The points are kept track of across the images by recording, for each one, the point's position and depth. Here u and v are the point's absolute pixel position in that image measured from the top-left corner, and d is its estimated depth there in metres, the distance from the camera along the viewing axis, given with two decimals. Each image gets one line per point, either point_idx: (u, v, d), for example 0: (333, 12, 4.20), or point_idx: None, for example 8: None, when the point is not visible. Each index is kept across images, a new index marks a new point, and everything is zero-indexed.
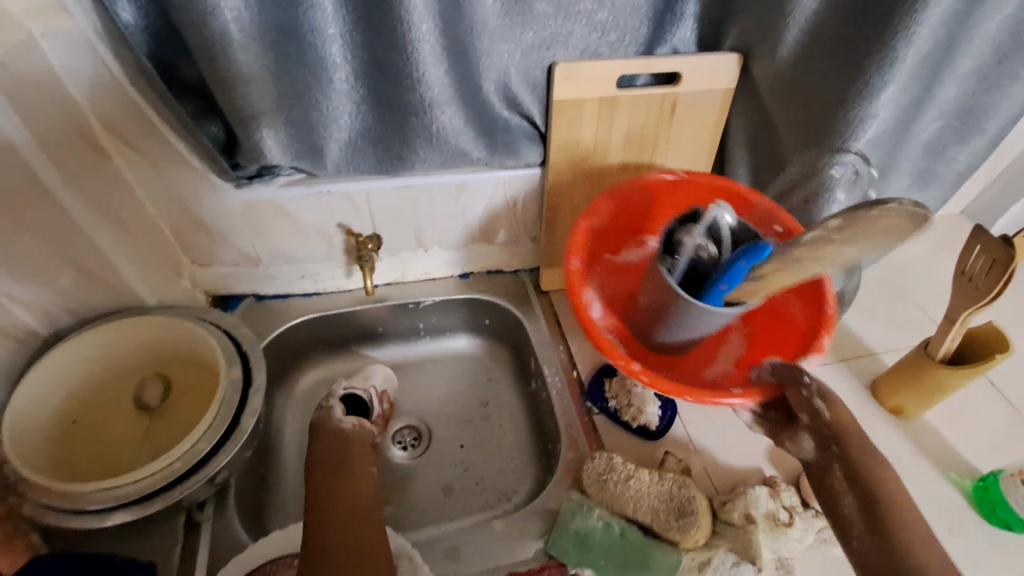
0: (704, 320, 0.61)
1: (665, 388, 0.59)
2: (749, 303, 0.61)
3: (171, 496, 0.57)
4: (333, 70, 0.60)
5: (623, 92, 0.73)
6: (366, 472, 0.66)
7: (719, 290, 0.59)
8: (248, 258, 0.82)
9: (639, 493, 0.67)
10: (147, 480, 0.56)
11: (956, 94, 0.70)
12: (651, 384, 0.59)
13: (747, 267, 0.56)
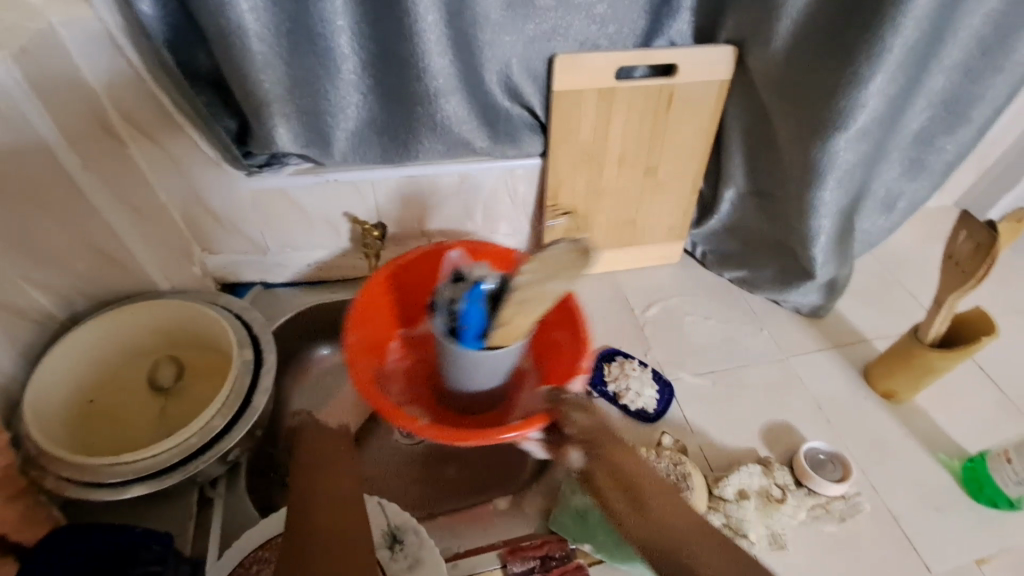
0: (473, 365, 0.57)
1: (450, 436, 0.55)
2: (505, 347, 0.56)
3: (186, 471, 0.59)
4: (342, 61, 0.62)
5: (621, 84, 0.76)
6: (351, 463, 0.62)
7: (466, 334, 0.56)
8: (257, 246, 0.84)
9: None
10: (164, 455, 0.59)
11: (944, 85, 0.73)
12: (437, 438, 0.55)
13: (481, 307, 0.55)
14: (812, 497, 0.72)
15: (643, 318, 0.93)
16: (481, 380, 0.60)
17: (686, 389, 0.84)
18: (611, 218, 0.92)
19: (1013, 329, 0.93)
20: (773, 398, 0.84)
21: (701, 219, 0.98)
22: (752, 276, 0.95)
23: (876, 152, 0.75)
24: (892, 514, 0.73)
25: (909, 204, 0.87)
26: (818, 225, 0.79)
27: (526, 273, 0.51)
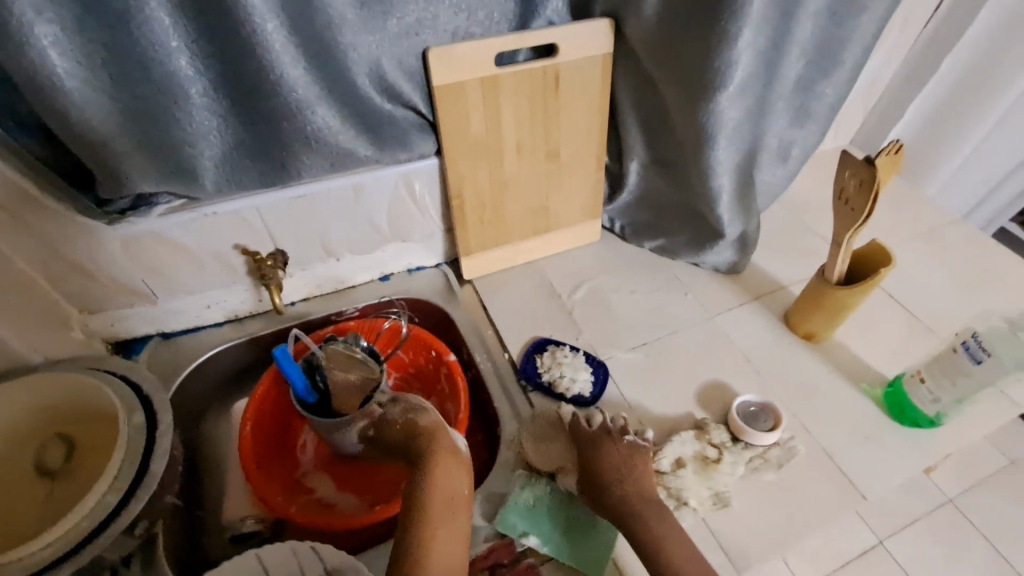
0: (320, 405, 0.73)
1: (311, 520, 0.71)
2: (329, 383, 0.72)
3: (79, 561, 0.53)
4: (186, 84, 0.57)
5: (503, 71, 0.73)
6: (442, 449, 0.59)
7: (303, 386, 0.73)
8: (144, 297, 0.77)
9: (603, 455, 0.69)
10: (49, 548, 0.53)
11: (812, 32, 0.74)
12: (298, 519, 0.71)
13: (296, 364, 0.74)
14: (747, 451, 0.74)
15: (571, 302, 0.92)
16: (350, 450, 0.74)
17: (620, 366, 0.85)
18: (522, 208, 0.90)
19: (911, 255, 0.99)
20: (704, 360, 0.85)
21: (612, 195, 0.97)
22: (669, 244, 0.96)
23: (759, 106, 0.76)
24: (826, 453, 0.76)
25: (802, 150, 0.89)
26: (718, 185, 0.80)
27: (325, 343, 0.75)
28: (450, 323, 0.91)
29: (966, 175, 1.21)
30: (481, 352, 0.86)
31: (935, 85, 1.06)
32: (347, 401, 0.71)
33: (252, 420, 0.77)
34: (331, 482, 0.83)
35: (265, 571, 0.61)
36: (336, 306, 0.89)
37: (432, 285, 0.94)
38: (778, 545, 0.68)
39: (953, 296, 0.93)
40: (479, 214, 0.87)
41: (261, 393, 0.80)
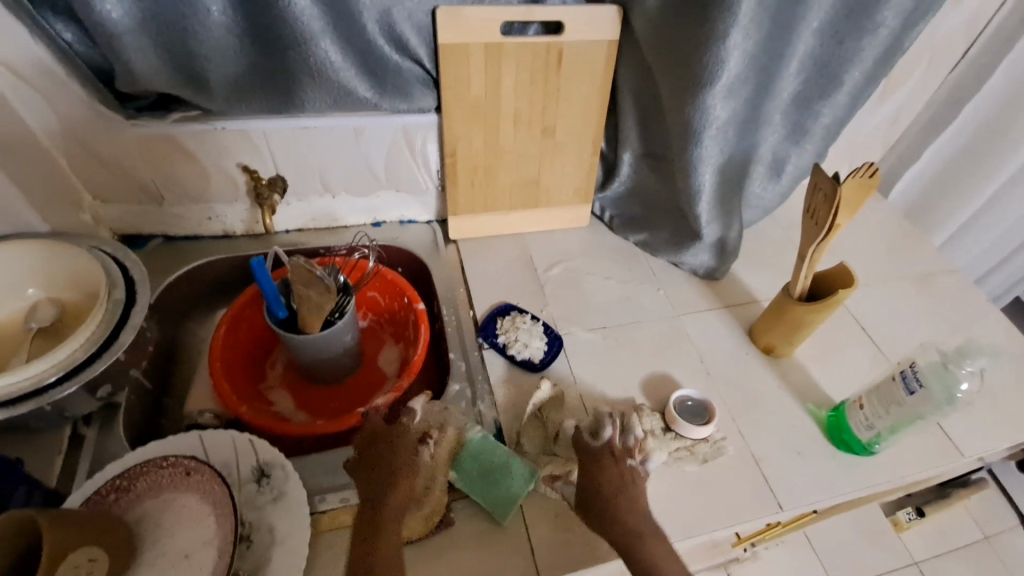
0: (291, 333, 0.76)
1: (260, 421, 0.76)
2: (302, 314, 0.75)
3: (43, 400, 0.61)
4: (209, 2, 0.63)
5: (507, 40, 0.77)
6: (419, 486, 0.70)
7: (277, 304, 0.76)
8: (152, 197, 0.85)
9: (602, 446, 0.74)
10: (21, 383, 0.61)
11: (814, 46, 0.75)
12: (249, 418, 0.76)
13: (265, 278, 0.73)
14: (674, 441, 0.77)
15: (545, 277, 0.95)
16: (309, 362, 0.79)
17: (577, 343, 0.88)
18: (513, 178, 0.93)
19: (894, 294, 0.98)
20: (660, 353, 0.88)
21: (606, 183, 1.00)
22: (651, 240, 0.98)
23: (750, 111, 0.78)
24: (754, 458, 0.78)
25: (796, 168, 0.90)
26: (700, 182, 0.82)
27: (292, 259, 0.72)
28: (427, 276, 0.96)
29: (978, 230, 1.18)
30: (449, 306, 0.91)
31: (954, 130, 1.05)
32: (312, 320, 0.75)
33: (228, 324, 0.84)
34: (291, 399, 0.88)
35: (204, 452, 0.66)
36: (325, 242, 0.95)
37: (418, 238, 0.98)
38: (684, 531, 0.71)
39: (926, 340, 0.92)
40: (470, 176, 0.91)
41: (241, 303, 0.86)
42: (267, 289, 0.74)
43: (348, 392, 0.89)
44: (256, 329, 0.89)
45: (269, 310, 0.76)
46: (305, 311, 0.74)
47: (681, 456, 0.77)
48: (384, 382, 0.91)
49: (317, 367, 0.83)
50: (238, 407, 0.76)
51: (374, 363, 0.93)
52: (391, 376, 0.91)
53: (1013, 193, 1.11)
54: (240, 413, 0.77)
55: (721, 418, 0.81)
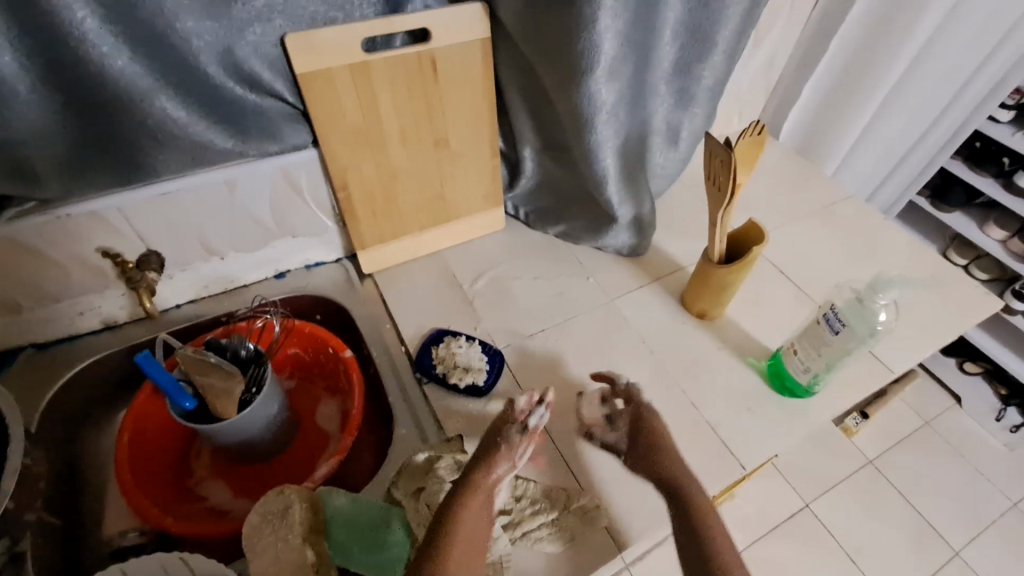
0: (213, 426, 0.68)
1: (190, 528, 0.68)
2: (214, 400, 0.67)
3: None
4: (4, 78, 0.54)
5: (372, 56, 0.71)
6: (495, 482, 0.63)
7: (186, 401, 0.68)
8: (4, 307, 0.73)
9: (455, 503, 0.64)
10: None
11: (683, 12, 0.75)
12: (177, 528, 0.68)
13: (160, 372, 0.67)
14: (534, 518, 0.68)
15: (472, 291, 0.92)
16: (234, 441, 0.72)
17: (519, 352, 0.85)
18: (416, 198, 0.88)
19: (803, 232, 1.03)
20: (602, 342, 0.87)
21: (512, 181, 0.97)
22: (570, 229, 0.96)
23: (634, 87, 0.77)
24: (711, 424, 0.79)
25: (691, 132, 0.91)
26: (603, 166, 0.81)
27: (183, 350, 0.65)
28: (350, 319, 0.89)
29: (863, 151, 1.26)
30: (378, 347, 0.85)
31: (823, 65, 1.10)
32: (224, 404, 0.67)
33: (131, 428, 0.74)
34: (227, 489, 0.79)
35: None
36: (226, 308, 0.86)
37: (330, 280, 0.91)
38: (662, 518, 0.71)
39: (839, 269, 0.97)
40: (369, 205, 0.85)
41: (141, 401, 0.76)
42: (164, 381, 0.66)
43: (291, 462, 0.82)
44: (167, 422, 0.80)
45: (174, 406, 0.67)
46: (214, 396, 0.67)
47: None
48: (328, 440, 0.84)
49: (246, 447, 0.76)
50: (162, 518, 0.68)
51: (313, 422, 0.86)
52: (334, 432, 0.85)
53: (884, 114, 1.19)
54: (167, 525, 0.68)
55: (673, 393, 0.82)
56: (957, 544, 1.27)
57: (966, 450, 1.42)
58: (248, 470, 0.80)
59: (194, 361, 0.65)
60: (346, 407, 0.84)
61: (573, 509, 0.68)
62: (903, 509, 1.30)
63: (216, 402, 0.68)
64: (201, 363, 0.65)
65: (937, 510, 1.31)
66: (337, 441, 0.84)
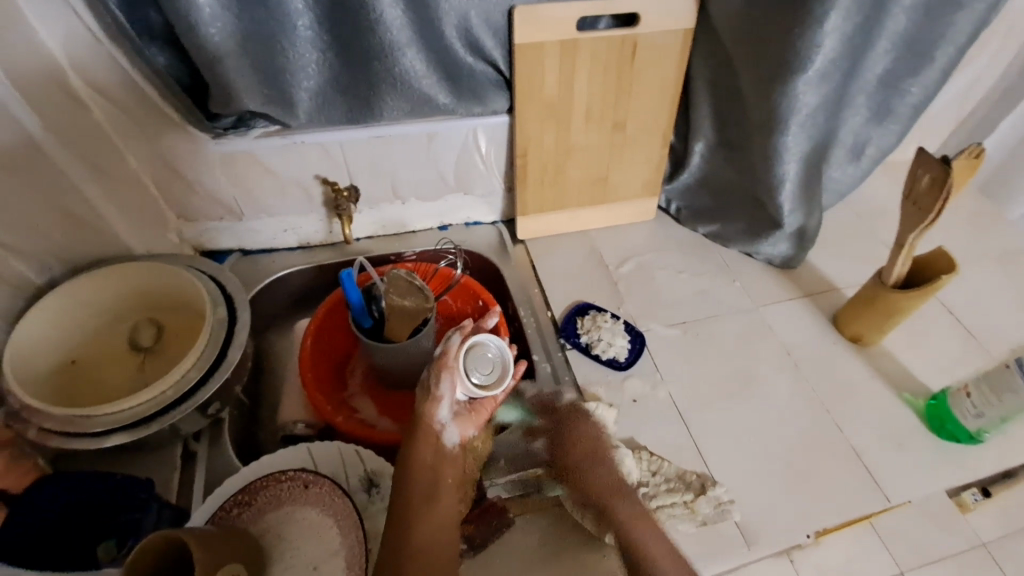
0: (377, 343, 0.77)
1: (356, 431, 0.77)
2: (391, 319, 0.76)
3: (165, 420, 0.64)
4: (296, 17, 0.63)
5: (582, 36, 0.76)
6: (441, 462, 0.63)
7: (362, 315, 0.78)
8: (231, 213, 0.86)
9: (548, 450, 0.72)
10: (144, 405, 0.64)
11: (906, 24, 0.72)
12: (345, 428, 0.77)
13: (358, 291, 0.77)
14: (669, 495, 0.72)
15: (618, 274, 0.94)
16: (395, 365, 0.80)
17: (657, 339, 0.87)
18: (582, 175, 0.92)
19: (977, 275, 0.95)
20: (742, 347, 0.86)
21: (673, 174, 0.98)
22: (724, 230, 0.96)
23: (838, 95, 0.75)
24: (853, 450, 0.76)
25: (878, 150, 0.87)
26: (784, 170, 0.81)
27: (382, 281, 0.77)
28: (499, 279, 0.96)
29: None
30: (526, 307, 0.90)
31: None
32: (400, 329, 0.76)
33: (313, 336, 0.84)
34: (373, 406, 0.88)
35: (313, 464, 0.68)
36: (397, 248, 0.95)
37: (487, 240, 0.98)
38: (789, 528, 0.70)
39: (1017, 321, 0.89)
40: (540, 175, 0.90)
41: (324, 313, 0.86)
42: (354, 298, 0.75)
43: None
44: (337, 336, 0.89)
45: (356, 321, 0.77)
46: (393, 317, 0.76)
47: (772, 450, 0.76)
48: None
49: (401, 373, 0.83)
50: (334, 416, 0.77)
51: None
52: None
53: None
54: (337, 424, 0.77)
55: (815, 410, 0.80)
56: None
57: None
58: (394, 395, 0.89)
59: (393, 287, 0.77)
60: None
61: (707, 496, 0.71)
62: None
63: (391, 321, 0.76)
64: (396, 288, 0.77)
65: None
66: None
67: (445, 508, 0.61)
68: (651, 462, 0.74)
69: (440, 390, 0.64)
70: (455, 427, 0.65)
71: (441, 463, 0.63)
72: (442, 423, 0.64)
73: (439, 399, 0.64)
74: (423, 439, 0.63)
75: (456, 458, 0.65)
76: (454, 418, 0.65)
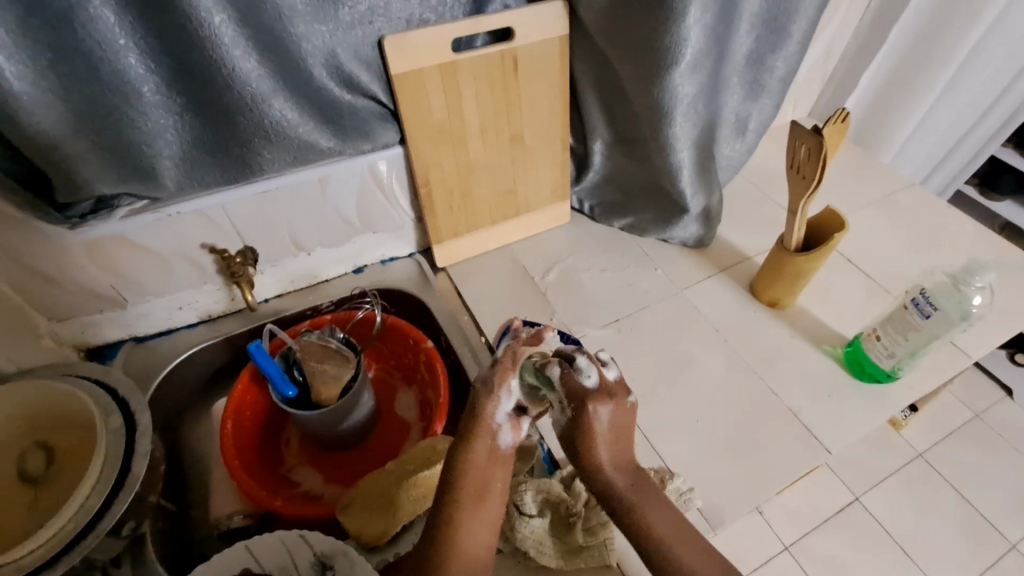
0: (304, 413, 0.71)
1: (300, 510, 0.71)
2: (315, 386, 0.71)
3: (76, 555, 0.56)
4: (139, 83, 0.57)
5: (460, 57, 0.74)
6: (492, 473, 0.63)
7: (282, 382, 0.71)
8: (113, 302, 0.77)
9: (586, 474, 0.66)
10: (48, 545, 0.56)
11: (760, 5, 0.76)
12: (287, 510, 0.71)
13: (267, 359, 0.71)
14: None
15: (544, 284, 0.93)
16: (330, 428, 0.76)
17: (594, 343, 0.87)
18: (489, 194, 0.90)
19: (866, 222, 1.03)
20: (673, 333, 0.88)
21: (579, 176, 0.99)
22: (637, 221, 0.98)
23: (712, 80, 0.79)
24: (790, 411, 0.80)
25: (759, 123, 0.92)
26: (678, 159, 0.83)
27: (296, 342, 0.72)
28: (426, 313, 0.92)
29: (918, 141, 1.26)
30: (458, 337, 0.87)
31: (883, 54, 1.10)
32: (327, 391, 0.71)
33: (233, 415, 0.77)
34: (317, 475, 0.83)
35: (255, 561, 0.61)
36: (311, 301, 0.90)
37: (406, 275, 0.94)
38: (748, 501, 0.72)
39: (906, 258, 0.97)
40: (447, 201, 0.88)
41: (240, 389, 0.79)
42: (270, 370, 0.70)
43: (377, 448, 0.85)
44: (261, 410, 0.82)
45: (276, 393, 0.71)
46: (318, 382, 0.71)
47: (719, 427, 0.79)
48: (408, 429, 0.87)
49: (339, 434, 0.78)
50: (272, 501, 0.71)
51: (394, 412, 0.89)
52: (414, 421, 0.87)
53: (941, 103, 1.18)
54: (277, 508, 0.71)
55: (749, 380, 0.83)
56: (1013, 536, 1.24)
57: (1019, 441, 1.40)
58: (336, 457, 0.83)
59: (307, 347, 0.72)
60: (425, 396, 0.87)
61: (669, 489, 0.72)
62: (956, 501, 1.29)
63: (317, 388, 0.71)
64: (311, 347, 0.72)
65: (991, 502, 1.29)
66: (418, 429, 0.87)
67: (490, 508, 0.62)
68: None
69: (498, 398, 0.63)
70: (509, 431, 0.64)
71: (497, 465, 0.63)
72: (498, 424, 0.63)
73: (496, 405, 0.63)
74: (483, 434, 0.62)
75: (510, 458, 0.64)
76: (509, 420, 0.64)
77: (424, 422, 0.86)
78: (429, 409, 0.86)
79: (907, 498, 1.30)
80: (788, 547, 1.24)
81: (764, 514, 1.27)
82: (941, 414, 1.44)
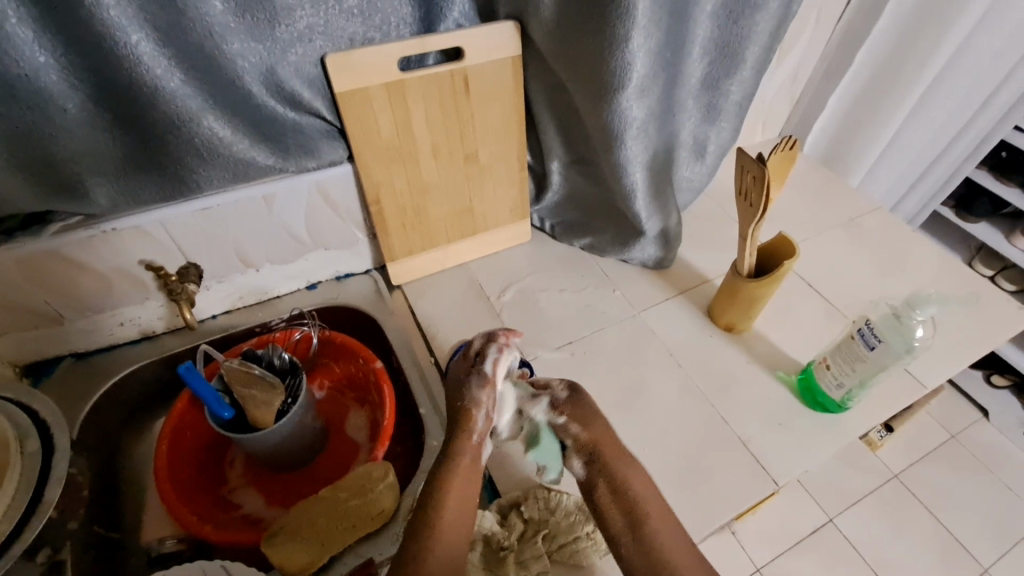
0: (241, 437, 0.69)
1: (231, 536, 0.69)
2: (251, 411, 0.70)
3: None
4: (61, 101, 0.56)
5: (407, 76, 0.73)
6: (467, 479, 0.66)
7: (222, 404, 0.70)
8: (50, 318, 0.75)
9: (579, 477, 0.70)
10: None
11: (710, 29, 0.76)
12: (217, 536, 0.69)
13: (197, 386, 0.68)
14: (571, 530, 0.67)
15: (499, 303, 0.92)
16: (268, 451, 0.74)
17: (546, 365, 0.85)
18: (445, 211, 0.89)
19: (829, 244, 1.03)
20: (628, 356, 0.87)
21: (539, 195, 0.98)
22: (596, 241, 0.97)
23: (662, 104, 0.78)
24: (740, 439, 0.79)
25: (717, 146, 0.91)
26: (631, 181, 0.82)
27: (226, 365, 0.69)
28: (378, 331, 0.90)
29: (887, 163, 1.26)
30: (407, 356, 0.85)
31: (849, 78, 1.10)
32: (261, 414, 0.70)
33: (169, 438, 0.76)
34: (259, 497, 0.81)
35: None
36: (260, 319, 0.88)
37: (360, 292, 0.92)
38: (693, 533, 0.70)
39: (869, 283, 0.97)
40: (400, 218, 0.86)
41: (179, 409, 0.78)
42: (204, 393, 0.68)
43: (323, 470, 0.83)
44: (202, 431, 0.81)
45: (213, 415, 0.69)
46: (255, 407, 0.69)
47: (666, 454, 0.77)
48: (357, 450, 0.85)
49: (280, 457, 0.76)
50: (201, 526, 0.69)
51: (343, 433, 0.87)
52: (363, 442, 0.85)
53: (909, 126, 1.18)
54: (208, 534, 0.69)
55: (701, 407, 0.82)
56: (986, 561, 1.23)
57: (995, 464, 1.39)
58: (278, 479, 0.81)
59: (235, 373, 0.69)
60: (374, 416, 0.85)
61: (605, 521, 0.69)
62: (930, 526, 1.27)
63: (254, 413, 0.70)
64: (240, 375, 0.69)
65: (966, 527, 1.27)
66: (366, 451, 0.84)
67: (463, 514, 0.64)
68: (547, 499, 0.69)
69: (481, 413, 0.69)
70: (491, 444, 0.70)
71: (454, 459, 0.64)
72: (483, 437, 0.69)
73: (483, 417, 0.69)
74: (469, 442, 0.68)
75: (476, 458, 0.67)
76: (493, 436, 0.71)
77: (372, 443, 0.84)
78: (377, 430, 0.84)
79: (881, 520, 1.28)
80: (761, 569, 1.21)
81: (737, 535, 1.24)
82: (917, 435, 1.43)
